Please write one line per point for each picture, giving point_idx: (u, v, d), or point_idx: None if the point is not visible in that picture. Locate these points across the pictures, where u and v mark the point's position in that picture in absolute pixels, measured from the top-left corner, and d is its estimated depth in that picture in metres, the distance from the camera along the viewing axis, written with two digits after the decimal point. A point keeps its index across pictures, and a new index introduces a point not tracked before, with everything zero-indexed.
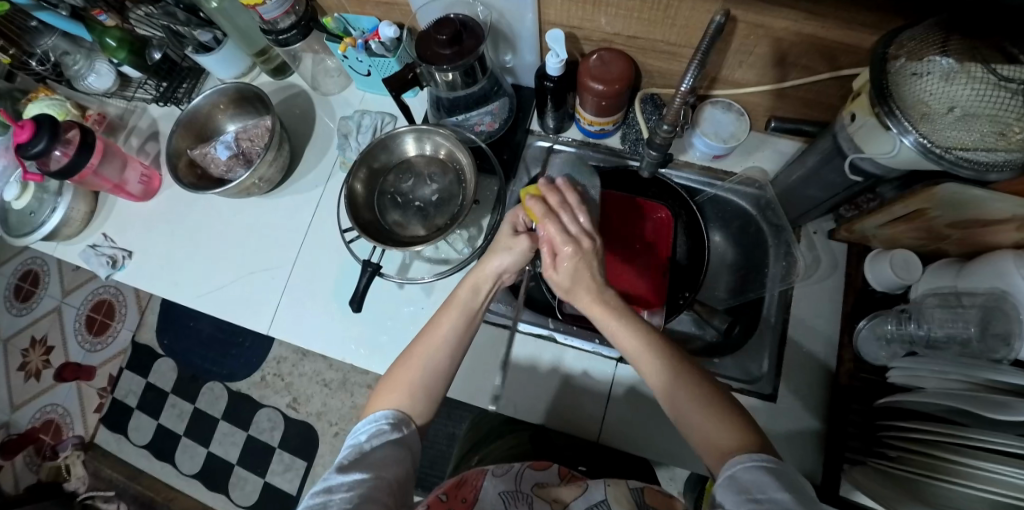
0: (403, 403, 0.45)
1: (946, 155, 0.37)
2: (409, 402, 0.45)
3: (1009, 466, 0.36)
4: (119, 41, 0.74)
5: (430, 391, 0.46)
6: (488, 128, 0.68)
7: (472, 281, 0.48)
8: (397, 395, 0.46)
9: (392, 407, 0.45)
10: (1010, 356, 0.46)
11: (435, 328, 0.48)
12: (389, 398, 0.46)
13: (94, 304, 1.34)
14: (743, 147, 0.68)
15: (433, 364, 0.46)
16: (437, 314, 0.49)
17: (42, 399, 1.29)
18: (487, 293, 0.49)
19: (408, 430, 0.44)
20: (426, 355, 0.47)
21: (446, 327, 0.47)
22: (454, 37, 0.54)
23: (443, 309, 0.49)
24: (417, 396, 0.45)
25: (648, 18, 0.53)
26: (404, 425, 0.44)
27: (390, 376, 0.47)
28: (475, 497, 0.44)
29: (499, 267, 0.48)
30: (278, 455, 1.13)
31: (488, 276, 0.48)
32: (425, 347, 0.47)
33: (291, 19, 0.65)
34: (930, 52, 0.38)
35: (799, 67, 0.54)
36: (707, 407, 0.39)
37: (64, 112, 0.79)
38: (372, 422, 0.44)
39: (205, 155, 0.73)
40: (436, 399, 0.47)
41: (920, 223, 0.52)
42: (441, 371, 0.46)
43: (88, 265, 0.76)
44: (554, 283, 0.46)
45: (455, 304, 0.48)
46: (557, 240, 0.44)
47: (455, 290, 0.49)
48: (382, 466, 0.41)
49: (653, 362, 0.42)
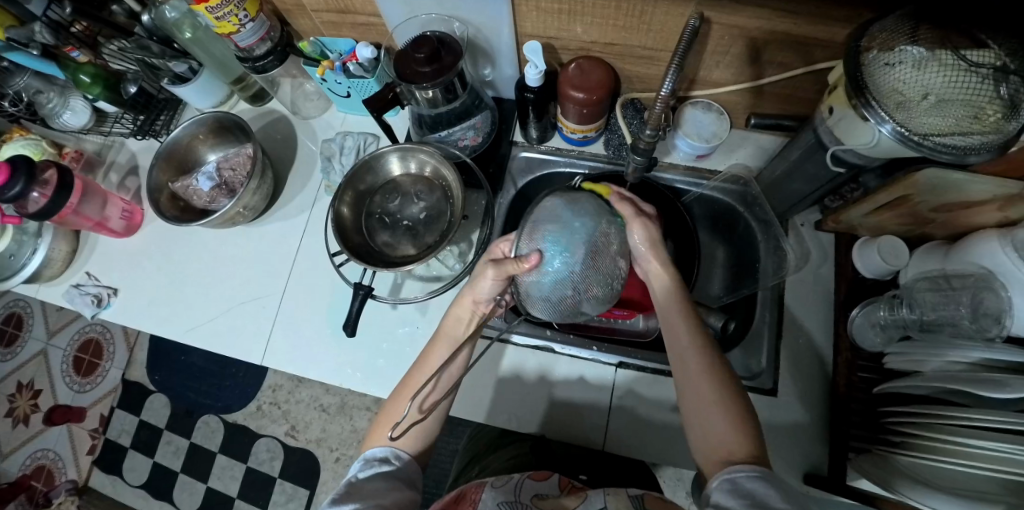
0: (397, 436, 0.45)
1: (924, 142, 0.37)
2: (404, 434, 0.45)
3: (1006, 444, 0.36)
4: (93, 76, 0.72)
5: (423, 423, 0.46)
6: (472, 142, 0.67)
7: (455, 312, 0.49)
8: (396, 429, 0.46)
9: (389, 443, 0.45)
10: (1004, 333, 0.45)
11: (426, 359, 0.48)
12: (385, 433, 0.46)
13: (81, 344, 1.31)
14: (725, 146, 0.69)
15: (425, 396, 0.47)
16: (427, 346, 0.50)
17: (32, 444, 1.25)
18: (470, 321, 0.49)
19: (401, 462, 0.44)
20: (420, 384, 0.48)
21: (436, 357, 0.48)
22: (432, 54, 0.54)
23: (433, 342, 0.50)
24: (409, 427, 0.46)
25: (624, 24, 0.53)
26: (397, 458, 0.44)
27: (386, 410, 0.47)
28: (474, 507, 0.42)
29: (480, 299, 0.47)
30: (279, 485, 1.11)
31: (467, 307, 0.48)
32: (418, 375, 0.48)
33: (267, 46, 0.65)
34: (901, 42, 0.39)
35: (775, 64, 0.55)
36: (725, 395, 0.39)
37: (41, 152, 0.78)
38: (365, 457, 0.45)
39: (187, 188, 0.71)
40: (434, 429, 0.47)
41: (905, 209, 0.52)
42: (429, 403, 0.47)
43: (72, 306, 0.74)
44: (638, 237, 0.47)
45: (443, 336, 0.49)
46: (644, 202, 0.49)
47: (442, 321, 0.50)
48: (377, 496, 0.40)
49: (688, 349, 0.42)
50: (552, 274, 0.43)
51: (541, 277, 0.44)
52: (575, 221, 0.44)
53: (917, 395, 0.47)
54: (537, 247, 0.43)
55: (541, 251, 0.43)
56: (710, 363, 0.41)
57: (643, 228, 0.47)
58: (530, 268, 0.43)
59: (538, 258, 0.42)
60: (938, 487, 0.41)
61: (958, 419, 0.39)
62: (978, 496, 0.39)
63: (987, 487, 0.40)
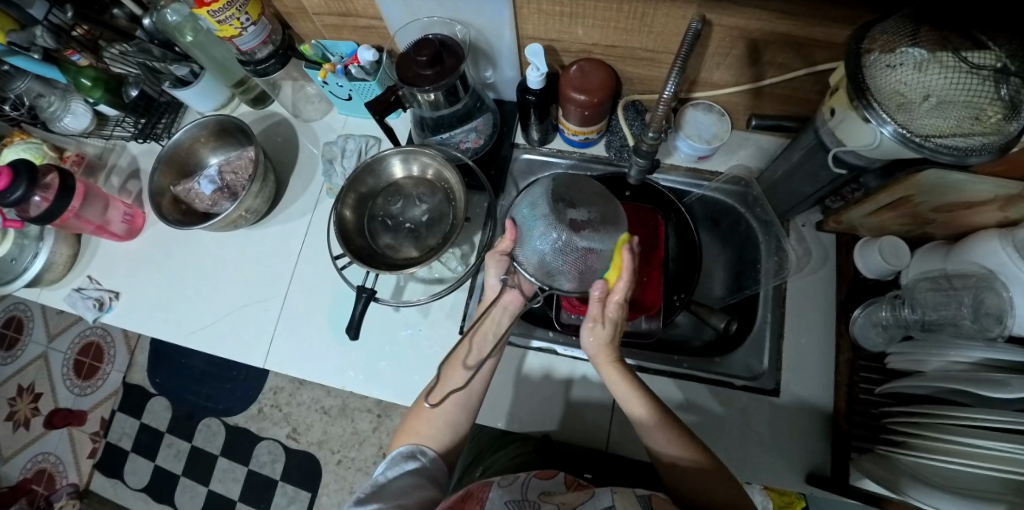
0: (422, 433, 0.46)
1: (926, 143, 0.37)
2: (431, 430, 0.46)
3: (1009, 443, 0.36)
4: (95, 79, 0.71)
5: (450, 418, 0.47)
6: (473, 145, 0.68)
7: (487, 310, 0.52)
8: (420, 425, 0.47)
9: (412, 440, 0.46)
10: (1005, 332, 0.46)
11: (455, 355, 0.51)
12: (411, 429, 0.47)
13: (82, 347, 1.30)
14: (726, 147, 0.69)
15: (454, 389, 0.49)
16: (458, 344, 0.52)
17: (33, 448, 1.25)
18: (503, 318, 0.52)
19: (425, 459, 0.45)
20: (450, 378, 0.49)
21: (468, 352, 0.51)
22: (434, 57, 0.53)
23: (465, 338, 0.52)
24: (436, 422, 0.47)
25: (625, 26, 0.54)
26: (420, 453, 0.45)
27: (416, 407, 0.49)
28: (481, 506, 0.42)
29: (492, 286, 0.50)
30: (280, 488, 1.11)
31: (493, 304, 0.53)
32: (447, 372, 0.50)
33: (269, 49, 0.65)
34: (902, 44, 0.39)
35: (776, 65, 0.55)
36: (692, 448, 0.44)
37: (42, 155, 0.78)
38: (389, 457, 0.45)
39: (189, 191, 0.71)
40: (463, 427, 0.48)
41: (906, 209, 0.52)
42: (461, 400, 0.48)
43: (74, 310, 0.74)
44: (592, 339, 0.47)
45: (477, 334, 0.52)
46: (612, 300, 0.46)
47: (479, 320, 0.53)
48: (400, 494, 0.41)
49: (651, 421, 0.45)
50: (535, 236, 0.48)
51: (523, 241, 0.49)
52: (541, 190, 0.51)
53: (921, 394, 0.47)
54: (511, 218, 0.51)
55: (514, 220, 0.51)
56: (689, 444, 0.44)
57: (600, 333, 0.46)
58: (510, 235, 0.49)
59: (509, 222, 0.50)
60: (942, 486, 0.41)
61: (960, 419, 0.39)
62: (981, 495, 0.40)
63: (990, 487, 0.40)
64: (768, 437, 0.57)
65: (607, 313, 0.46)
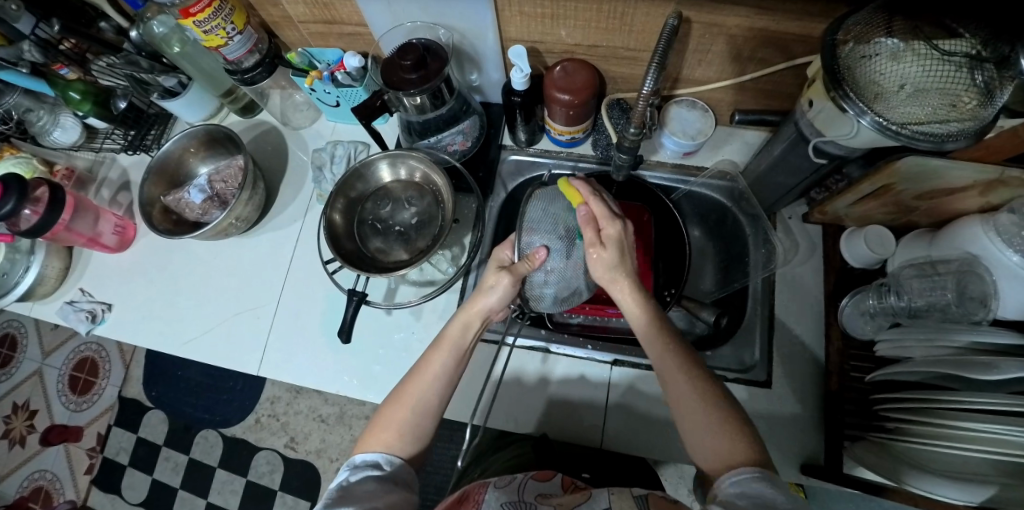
0: (391, 444, 0.45)
1: (903, 130, 0.38)
2: (400, 443, 0.45)
3: (1000, 424, 0.37)
4: (83, 93, 0.72)
5: (419, 429, 0.46)
6: (461, 147, 0.69)
7: (462, 319, 0.48)
8: (387, 434, 0.45)
9: (380, 448, 0.45)
10: (989, 316, 0.46)
11: (425, 364, 0.47)
12: (379, 437, 0.45)
13: (77, 363, 1.30)
14: (712, 143, 0.70)
15: (423, 403, 0.46)
16: (427, 352, 0.48)
17: (29, 466, 1.24)
18: (476, 329, 0.49)
19: (392, 468, 0.44)
20: (417, 393, 0.46)
21: (437, 364, 0.47)
22: (419, 61, 0.54)
23: (435, 346, 0.48)
24: (406, 435, 0.45)
25: (605, 26, 0.54)
26: (387, 463, 0.44)
27: (380, 415, 0.47)
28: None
29: (490, 305, 0.48)
30: (280, 498, 1.10)
31: (478, 314, 0.48)
32: (415, 385, 0.46)
33: (255, 58, 0.66)
34: (877, 35, 0.40)
35: (756, 60, 0.56)
36: (727, 425, 0.38)
37: (32, 170, 0.78)
38: (355, 463, 0.44)
39: (180, 200, 0.71)
40: (429, 435, 0.46)
41: (888, 198, 0.53)
42: (429, 411, 0.46)
43: (66, 323, 0.74)
44: (596, 265, 0.45)
45: (445, 342, 0.48)
46: (603, 218, 0.45)
47: (446, 326, 0.49)
48: (370, 498, 0.40)
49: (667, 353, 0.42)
50: (554, 272, 0.50)
51: (547, 268, 0.50)
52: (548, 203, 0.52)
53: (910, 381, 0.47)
54: (536, 242, 0.50)
55: (545, 247, 0.49)
56: (712, 392, 0.40)
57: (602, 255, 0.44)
58: (538, 262, 0.48)
59: (543, 252, 0.48)
60: (935, 473, 0.42)
61: (948, 402, 0.39)
62: (973, 479, 0.40)
63: (974, 468, 0.41)
64: (762, 430, 0.57)
65: (603, 234, 0.45)
